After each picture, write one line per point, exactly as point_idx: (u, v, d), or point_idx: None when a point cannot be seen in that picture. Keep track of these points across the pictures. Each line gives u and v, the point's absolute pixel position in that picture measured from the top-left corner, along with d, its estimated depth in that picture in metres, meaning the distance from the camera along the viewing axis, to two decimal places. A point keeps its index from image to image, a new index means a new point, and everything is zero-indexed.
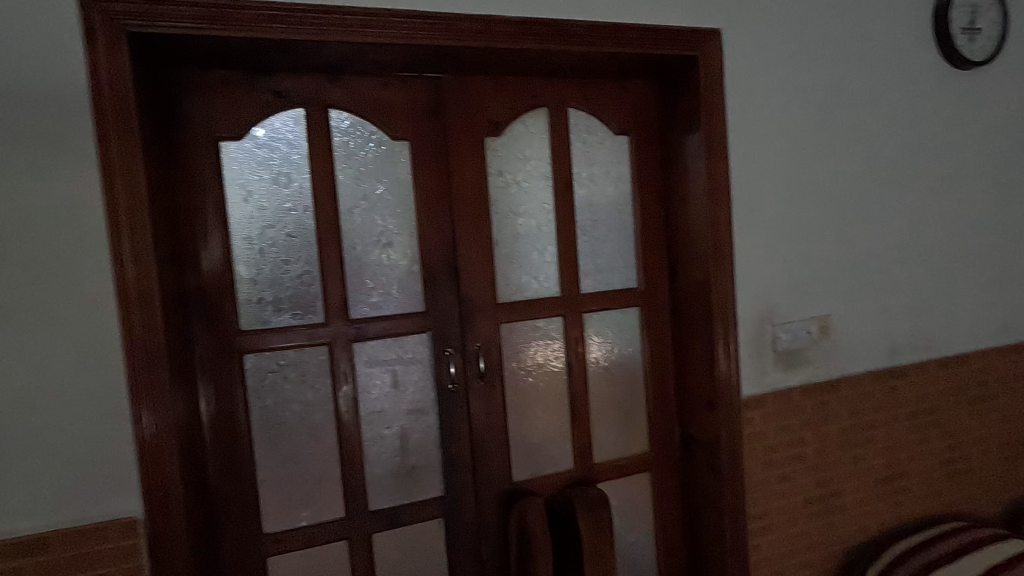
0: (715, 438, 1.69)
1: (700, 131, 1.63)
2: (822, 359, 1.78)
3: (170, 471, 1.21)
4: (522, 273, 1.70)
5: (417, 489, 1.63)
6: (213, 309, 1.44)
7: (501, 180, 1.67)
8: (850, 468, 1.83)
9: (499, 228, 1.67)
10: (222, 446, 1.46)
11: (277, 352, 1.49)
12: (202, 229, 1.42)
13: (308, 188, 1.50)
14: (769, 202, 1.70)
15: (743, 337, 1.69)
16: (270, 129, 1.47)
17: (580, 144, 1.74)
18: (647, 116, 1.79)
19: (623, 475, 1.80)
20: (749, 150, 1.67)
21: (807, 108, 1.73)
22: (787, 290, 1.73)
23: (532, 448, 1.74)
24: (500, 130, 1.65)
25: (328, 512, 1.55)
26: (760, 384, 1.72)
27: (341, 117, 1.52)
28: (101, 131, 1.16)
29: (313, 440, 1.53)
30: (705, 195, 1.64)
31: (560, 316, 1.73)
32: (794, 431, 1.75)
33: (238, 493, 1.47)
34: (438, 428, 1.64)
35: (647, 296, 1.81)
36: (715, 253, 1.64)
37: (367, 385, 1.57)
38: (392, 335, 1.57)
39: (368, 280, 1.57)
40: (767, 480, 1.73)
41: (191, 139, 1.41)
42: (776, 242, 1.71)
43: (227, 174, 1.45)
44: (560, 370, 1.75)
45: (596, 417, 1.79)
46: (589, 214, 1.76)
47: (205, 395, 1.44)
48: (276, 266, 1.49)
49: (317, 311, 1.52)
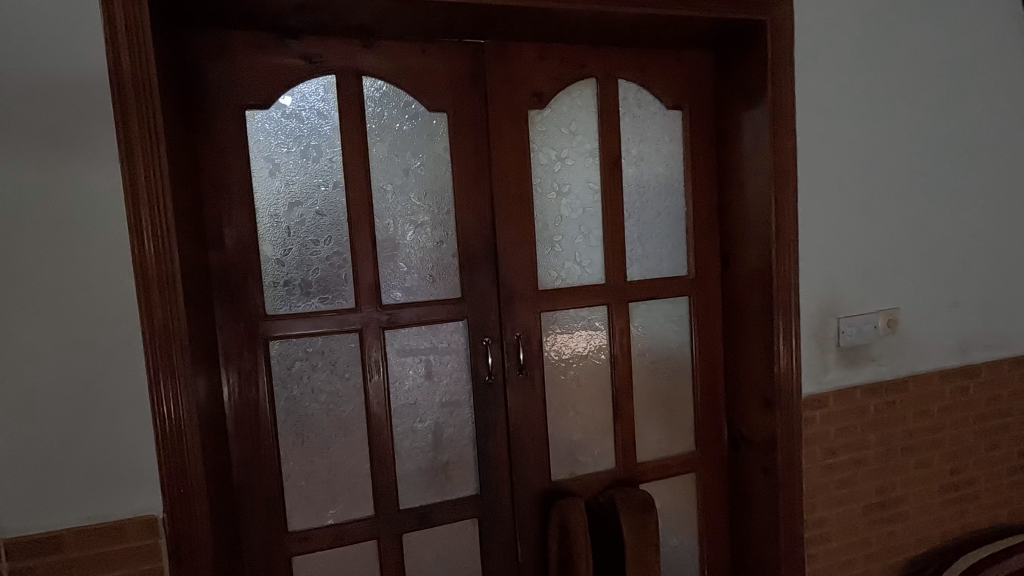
0: (771, 439, 1.57)
1: (764, 104, 1.49)
2: (889, 357, 1.64)
3: (192, 467, 1.12)
4: (565, 258, 1.57)
5: (450, 487, 1.53)
6: (237, 291, 1.34)
7: (544, 158, 1.54)
8: (914, 474, 1.69)
9: (542, 209, 1.55)
10: (247, 437, 1.36)
11: (304, 339, 1.39)
12: (226, 205, 1.32)
13: (339, 163, 1.39)
14: (838, 184, 1.55)
15: (804, 330, 1.56)
16: (299, 98, 1.36)
17: (629, 119, 1.60)
18: (702, 89, 1.64)
19: (668, 476, 1.69)
20: (816, 127, 1.52)
21: (880, 81, 1.58)
22: (853, 280, 1.59)
23: (571, 446, 1.62)
24: (544, 103, 1.52)
25: (357, 509, 1.46)
26: (821, 382, 1.58)
27: (375, 85, 1.41)
28: (119, 90, 1.05)
29: (341, 433, 1.43)
30: (768, 175, 1.50)
31: (605, 305, 1.61)
32: (856, 434, 1.62)
33: (263, 488, 1.38)
34: (473, 422, 1.53)
35: (698, 285, 1.67)
36: (778, 237, 1.50)
37: (399, 376, 1.47)
38: (426, 322, 1.46)
39: (402, 262, 1.46)
40: (826, 485, 1.60)
41: (215, 106, 1.30)
42: (843, 227, 1.57)
43: (253, 146, 1.34)
44: (603, 363, 1.63)
45: (641, 413, 1.67)
46: (638, 195, 1.63)
47: (229, 383, 1.34)
48: (304, 246, 1.38)
49: (347, 295, 1.42)
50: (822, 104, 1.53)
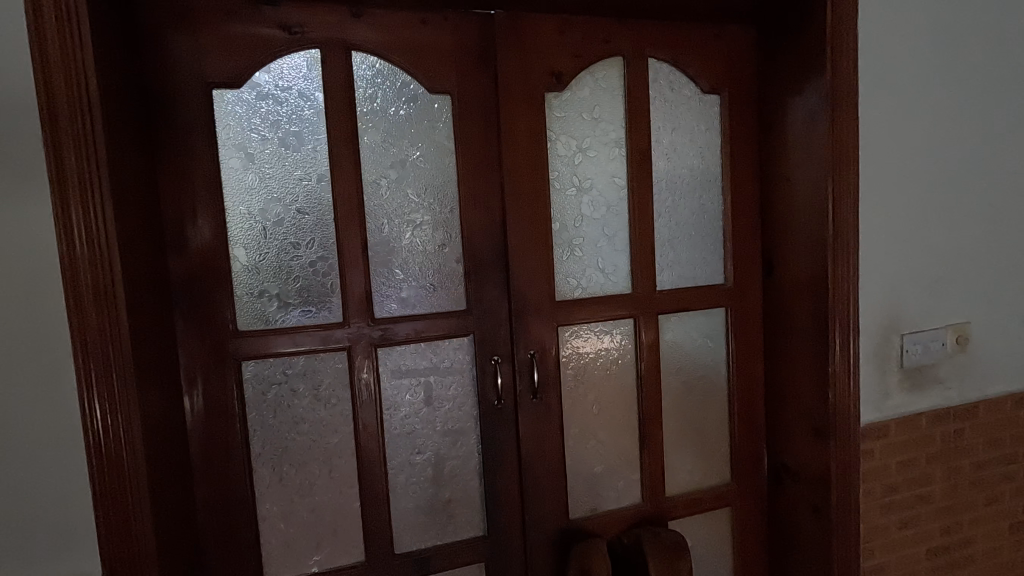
0: (823, 473, 1.36)
1: (821, 87, 1.28)
2: (957, 378, 1.42)
3: (139, 521, 0.91)
4: (586, 264, 1.37)
5: (452, 528, 1.32)
6: (203, 302, 1.14)
7: (563, 148, 1.33)
8: (983, 512, 1.48)
9: (560, 208, 1.34)
10: (215, 473, 1.16)
11: (283, 359, 1.19)
12: (189, 200, 1.12)
13: (325, 152, 1.19)
14: (903, 180, 1.34)
15: (862, 349, 1.35)
16: (277, 76, 1.15)
17: (661, 104, 1.39)
18: (744, 71, 1.43)
19: (701, 511, 1.48)
20: (879, 114, 1.31)
21: (952, 61, 1.36)
22: (919, 291, 1.38)
23: (592, 478, 1.42)
24: (563, 84, 1.31)
25: (345, 554, 1.26)
26: (881, 408, 1.37)
27: (366, 61, 1.20)
28: (42, 65, 0.85)
29: (326, 468, 1.23)
30: (824, 169, 1.29)
31: (631, 318, 1.40)
32: (920, 467, 1.41)
33: (233, 531, 1.18)
34: (480, 454, 1.32)
35: (737, 294, 1.46)
36: (836, 241, 1.29)
37: (394, 401, 1.27)
38: (425, 338, 1.26)
39: (398, 269, 1.25)
40: (885, 526, 1.40)
41: (177, 83, 1.09)
42: (908, 229, 1.36)
43: (222, 131, 1.14)
44: (629, 384, 1.42)
45: (670, 441, 1.46)
46: (670, 191, 1.42)
47: (193, 410, 1.15)
48: (283, 251, 1.18)
49: (333, 307, 1.21)
50: (886, 87, 1.31)
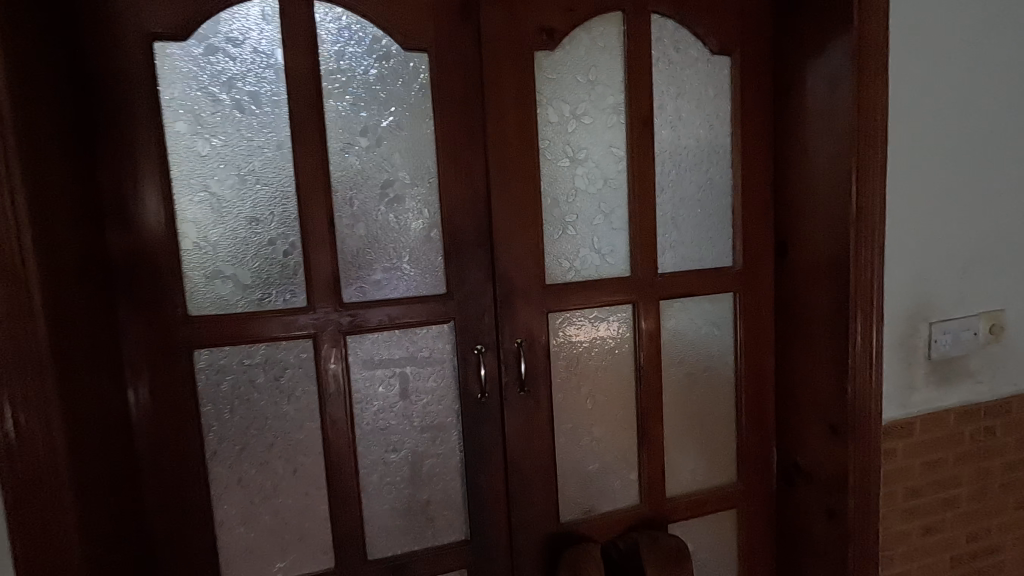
0: (840, 475, 1.24)
1: (847, 44, 1.14)
2: (989, 371, 1.29)
3: (59, 529, 0.81)
4: (580, 245, 1.23)
5: (431, 532, 1.21)
6: (147, 284, 1.02)
7: (554, 114, 1.20)
8: (1014, 517, 1.36)
9: (551, 181, 1.21)
10: (165, 471, 1.05)
11: (240, 347, 1.07)
12: (130, 169, 1.00)
13: (285, 117, 1.06)
14: (936, 150, 1.20)
15: (887, 339, 1.22)
16: (229, 28, 1.02)
17: (666, 65, 1.25)
18: (759, 29, 1.28)
19: (704, 513, 1.36)
20: (911, 74, 1.17)
21: (994, 16, 1.21)
22: (951, 275, 1.24)
23: (585, 477, 1.30)
24: (556, 42, 1.17)
25: (313, 560, 1.15)
26: (905, 404, 1.25)
27: (331, 13, 1.06)
28: None
29: (291, 466, 1.12)
30: (847, 138, 1.15)
31: (629, 304, 1.27)
32: (947, 468, 1.29)
33: (186, 534, 1.07)
34: (462, 452, 1.21)
35: (746, 278, 1.33)
36: (858, 219, 1.16)
37: (366, 394, 1.15)
38: (400, 325, 1.13)
39: (370, 248, 1.12)
40: (907, 533, 1.28)
41: (112, 34, 0.97)
42: (940, 205, 1.22)
43: (166, 90, 1.01)
44: (626, 376, 1.30)
45: (671, 438, 1.34)
46: (674, 164, 1.28)
47: (138, 403, 1.03)
48: (239, 226, 1.06)
49: (297, 291, 1.09)
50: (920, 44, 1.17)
